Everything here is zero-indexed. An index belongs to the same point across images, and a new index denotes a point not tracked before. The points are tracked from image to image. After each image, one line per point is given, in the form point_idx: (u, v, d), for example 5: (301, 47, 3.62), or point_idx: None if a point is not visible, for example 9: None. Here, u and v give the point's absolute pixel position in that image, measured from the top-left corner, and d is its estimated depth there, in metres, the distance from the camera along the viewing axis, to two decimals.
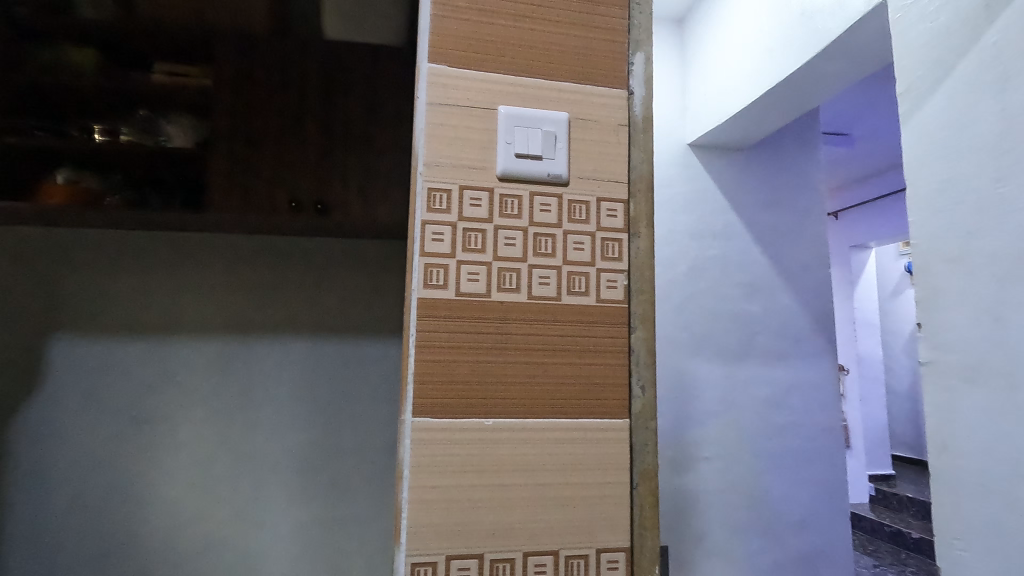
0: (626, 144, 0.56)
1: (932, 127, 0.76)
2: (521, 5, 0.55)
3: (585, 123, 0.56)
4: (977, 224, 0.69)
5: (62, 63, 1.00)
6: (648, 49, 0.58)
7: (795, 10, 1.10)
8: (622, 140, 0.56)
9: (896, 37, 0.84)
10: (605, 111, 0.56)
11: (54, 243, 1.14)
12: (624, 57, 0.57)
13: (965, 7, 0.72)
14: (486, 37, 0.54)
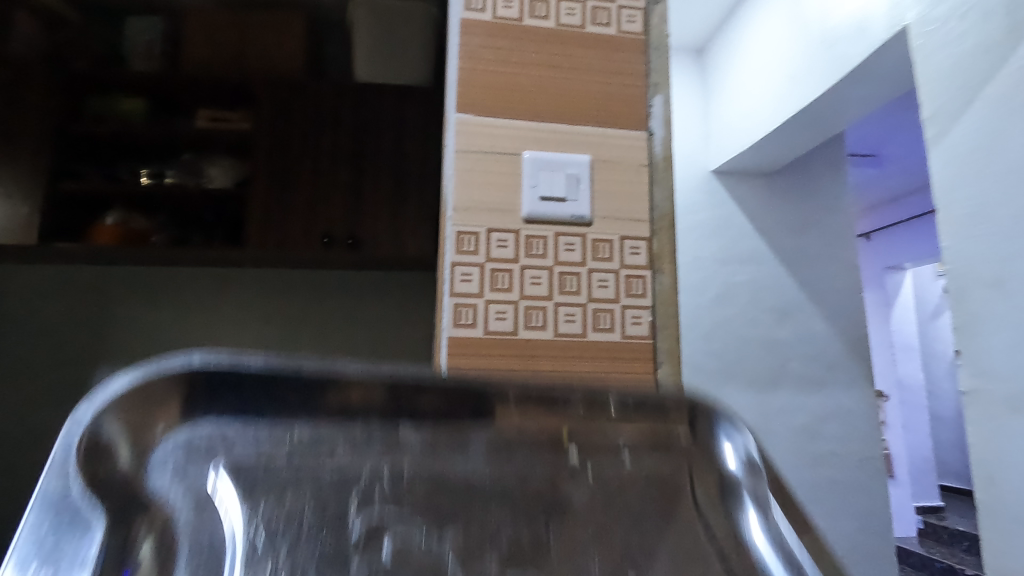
0: (648, 184, 0.58)
1: (962, 150, 0.75)
2: (543, 56, 0.58)
3: (607, 165, 0.57)
4: (1013, 249, 0.67)
5: (114, 112, 1.07)
6: (666, 92, 0.60)
7: (816, 37, 1.10)
8: (644, 180, 0.58)
9: (918, 63, 0.84)
10: (626, 153, 0.58)
11: (103, 280, 1.20)
12: (643, 101, 0.59)
13: (991, 33, 0.72)
14: (510, 87, 0.57)
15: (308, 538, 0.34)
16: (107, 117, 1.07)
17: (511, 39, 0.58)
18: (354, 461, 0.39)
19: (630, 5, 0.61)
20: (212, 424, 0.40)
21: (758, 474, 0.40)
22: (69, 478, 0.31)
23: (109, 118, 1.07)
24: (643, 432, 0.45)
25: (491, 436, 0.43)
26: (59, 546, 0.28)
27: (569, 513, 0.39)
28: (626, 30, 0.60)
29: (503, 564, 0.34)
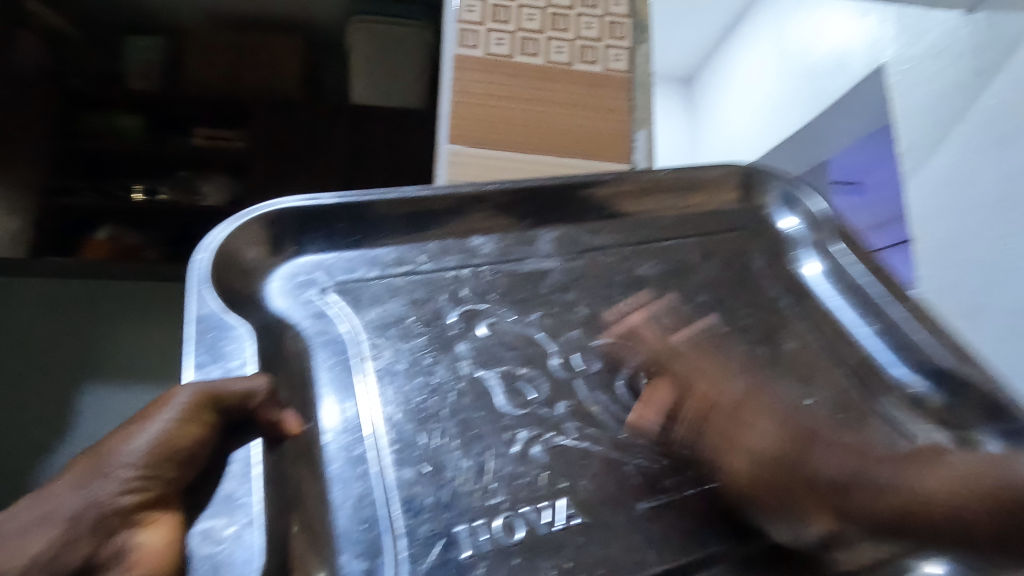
0: None
1: (937, 183, 0.79)
2: (533, 91, 0.61)
3: None
4: (984, 280, 0.70)
5: (113, 128, 1.08)
6: (650, 126, 0.62)
7: (799, 71, 1.14)
8: None
9: (894, 99, 0.88)
10: None
11: (86, 293, 1.18)
12: (626, 136, 0.62)
13: (961, 74, 0.75)
14: (501, 121, 0.60)
15: (419, 332, 0.40)
16: (105, 133, 1.08)
17: (502, 74, 0.61)
18: (439, 263, 0.45)
19: (616, 44, 0.64)
20: (309, 254, 0.45)
21: (820, 226, 0.52)
22: (202, 300, 0.37)
23: (109, 134, 1.08)
24: (709, 203, 0.55)
25: (558, 233, 0.50)
26: (219, 352, 0.35)
27: (645, 280, 0.47)
28: (611, 68, 0.63)
29: (592, 334, 0.43)
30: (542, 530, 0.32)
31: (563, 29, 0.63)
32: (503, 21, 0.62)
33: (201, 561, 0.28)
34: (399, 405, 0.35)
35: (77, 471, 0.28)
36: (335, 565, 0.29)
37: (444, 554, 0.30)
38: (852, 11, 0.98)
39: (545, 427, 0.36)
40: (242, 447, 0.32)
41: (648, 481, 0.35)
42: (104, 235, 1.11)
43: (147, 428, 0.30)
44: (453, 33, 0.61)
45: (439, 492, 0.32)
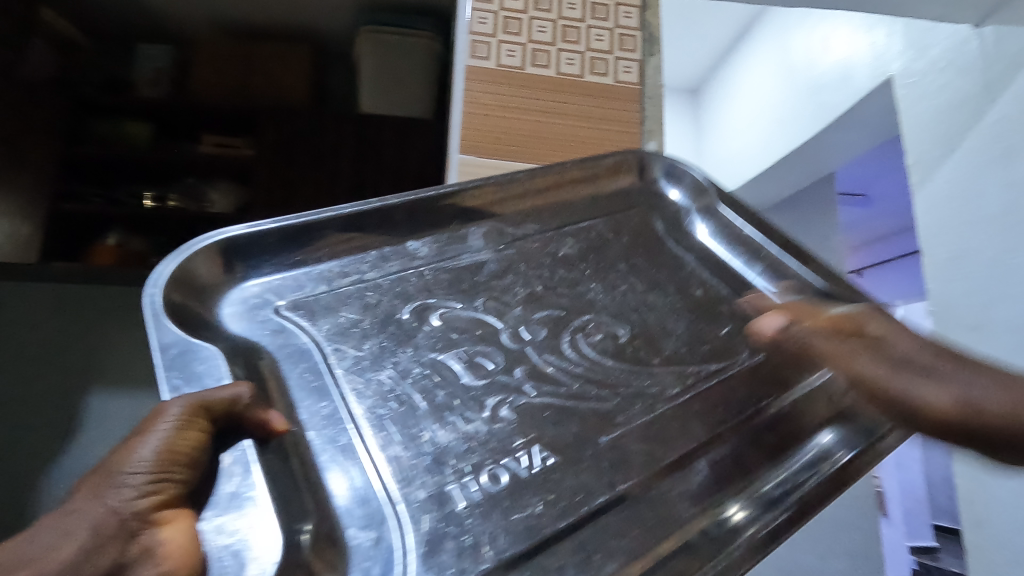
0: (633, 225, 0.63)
1: (946, 195, 0.77)
2: (539, 103, 0.67)
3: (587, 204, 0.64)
4: (994, 295, 0.69)
5: (120, 135, 1.08)
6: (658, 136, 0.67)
7: (804, 83, 1.14)
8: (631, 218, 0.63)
9: (902, 112, 0.87)
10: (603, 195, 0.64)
11: (96, 297, 1.20)
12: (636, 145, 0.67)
13: (969, 87, 0.75)
14: (509, 131, 0.65)
15: (375, 332, 0.42)
16: (112, 140, 1.08)
17: (512, 85, 0.67)
18: (383, 269, 0.48)
19: (626, 56, 0.70)
20: (253, 280, 0.45)
21: (704, 192, 0.62)
22: (162, 329, 0.36)
23: (115, 141, 1.08)
24: (608, 184, 0.62)
25: (485, 228, 0.54)
26: (191, 373, 0.34)
27: (568, 258, 0.53)
28: (621, 79, 0.69)
29: (534, 309, 0.47)
30: (524, 473, 0.35)
31: (573, 43, 0.70)
32: (515, 33, 0.69)
33: (220, 551, 0.28)
34: (371, 398, 0.37)
35: (87, 488, 0.28)
36: (344, 541, 0.30)
37: (440, 511, 0.32)
38: (859, 24, 0.98)
39: (508, 391, 0.40)
40: (234, 449, 0.32)
41: (608, 417, 0.40)
42: (111, 241, 1.10)
43: (146, 437, 0.29)
44: (465, 42, 0.67)
45: (423, 462, 0.35)
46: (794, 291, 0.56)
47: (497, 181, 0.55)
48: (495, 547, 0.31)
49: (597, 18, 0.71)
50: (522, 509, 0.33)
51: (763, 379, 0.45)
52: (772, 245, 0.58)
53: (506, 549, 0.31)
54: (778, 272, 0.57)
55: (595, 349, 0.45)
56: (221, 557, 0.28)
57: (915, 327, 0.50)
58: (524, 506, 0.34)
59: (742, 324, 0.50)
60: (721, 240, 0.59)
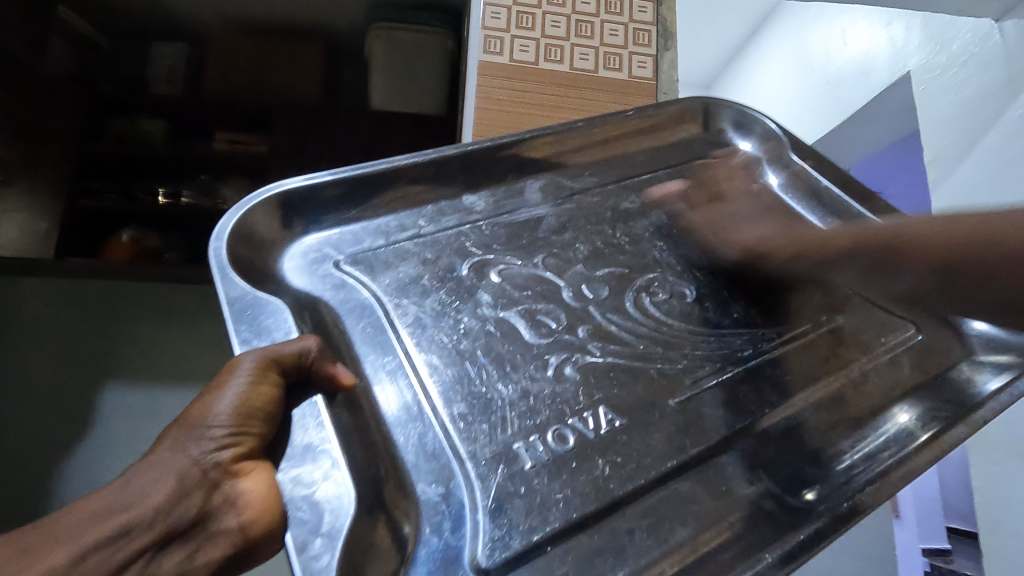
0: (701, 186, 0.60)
1: (965, 191, 0.76)
2: (554, 98, 0.67)
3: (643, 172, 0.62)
4: None
5: (135, 132, 1.08)
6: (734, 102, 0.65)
7: (818, 79, 1.13)
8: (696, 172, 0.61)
9: (919, 108, 0.86)
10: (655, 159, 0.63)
11: (111, 291, 1.21)
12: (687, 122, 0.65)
13: (989, 82, 0.74)
14: (523, 125, 0.66)
15: (436, 288, 0.43)
16: (128, 137, 1.07)
17: (526, 79, 0.67)
18: (439, 224, 0.49)
19: (641, 51, 0.69)
20: (314, 233, 0.46)
21: (777, 142, 0.62)
22: (228, 284, 0.36)
23: (131, 138, 1.07)
24: (672, 134, 0.63)
25: (544, 182, 0.55)
26: (260, 327, 0.35)
27: (629, 213, 0.54)
28: (635, 74, 0.68)
29: (595, 267, 0.48)
30: (591, 434, 0.37)
31: (587, 37, 0.69)
32: (528, 28, 0.69)
33: (299, 501, 0.29)
34: (435, 352, 0.39)
35: (170, 439, 0.32)
36: (413, 492, 0.33)
37: (509, 469, 0.34)
38: (877, 18, 0.97)
39: (572, 350, 0.41)
40: (306, 404, 0.33)
41: (677, 379, 0.41)
42: (126, 237, 1.13)
43: (223, 392, 0.32)
44: (478, 39, 0.67)
45: (490, 419, 0.36)
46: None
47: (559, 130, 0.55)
48: (564, 509, 0.33)
49: (611, 13, 0.70)
50: (589, 471, 0.35)
51: (836, 342, 0.46)
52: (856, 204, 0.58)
53: (575, 512, 0.33)
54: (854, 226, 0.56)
55: (661, 310, 0.46)
56: (300, 508, 0.28)
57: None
58: (592, 468, 0.35)
59: (806, 284, 0.50)
60: (791, 192, 0.60)
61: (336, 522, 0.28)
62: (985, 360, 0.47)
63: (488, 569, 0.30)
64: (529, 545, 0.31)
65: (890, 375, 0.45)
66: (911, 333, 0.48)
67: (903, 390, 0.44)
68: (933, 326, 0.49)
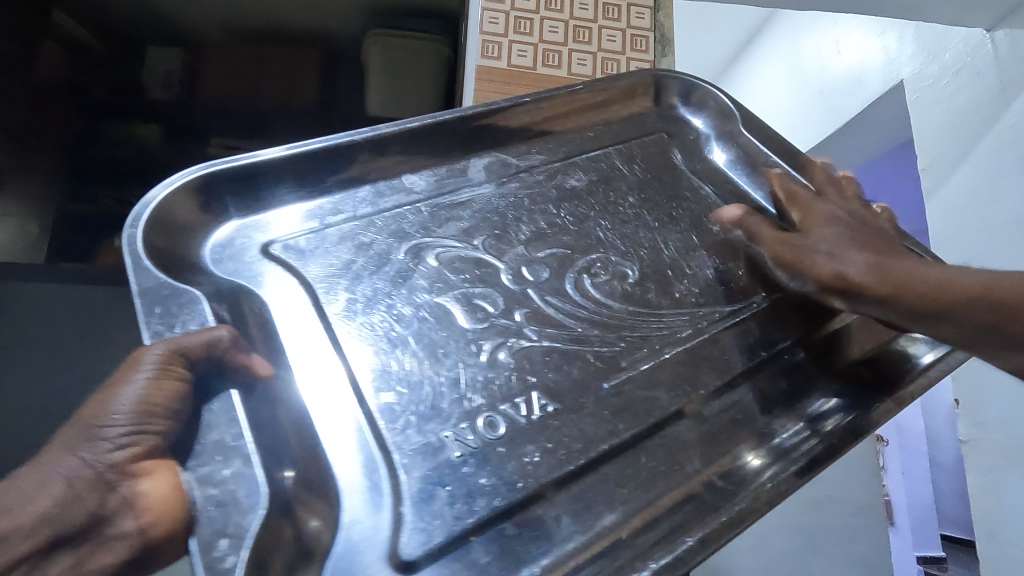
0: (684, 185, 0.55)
1: (959, 201, 0.75)
2: None
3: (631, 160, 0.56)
4: None
5: (130, 137, 1.04)
6: (670, 76, 0.62)
7: (813, 89, 1.13)
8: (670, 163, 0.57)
9: (913, 116, 0.86)
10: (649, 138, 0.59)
11: None
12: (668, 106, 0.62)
13: (981, 95, 0.74)
14: None
15: (371, 271, 0.42)
16: (121, 142, 1.04)
17: (524, 83, 0.67)
18: (378, 206, 0.47)
19: (638, 57, 0.70)
20: (233, 220, 0.44)
21: (729, 117, 0.59)
22: (143, 275, 0.36)
23: (125, 143, 1.04)
24: (621, 109, 0.60)
25: (490, 160, 0.53)
26: (174, 320, 0.34)
27: (577, 191, 0.52)
28: None
29: (537, 248, 0.47)
30: (522, 420, 0.36)
31: (585, 42, 0.69)
32: (526, 33, 0.68)
33: (204, 504, 0.28)
34: (364, 334, 0.38)
35: (61, 440, 0.29)
36: (331, 490, 0.32)
37: (435, 459, 0.34)
38: (870, 28, 0.97)
39: (508, 334, 0.41)
40: (219, 398, 0.32)
41: (613, 362, 0.41)
42: (116, 244, 1.07)
43: (125, 386, 0.30)
44: (476, 43, 0.67)
45: (419, 408, 0.36)
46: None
47: (502, 105, 0.53)
48: (489, 497, 0.33)
49: (609, 19, 0.70)
50: (518, 457, 0.35)
51: (781, 323, 0.46)
52: (804, 174, 0.55)
53: (501, 499, 0.33)
54: None
55: (601, 291, 0.45)
56: (206, 509, 0.28)
57: (946, 259, 0.47)
58: (520, 456, 0.35)
59: (759, 264, 0.49)
60: (739, 168, 0.57)
61: (244, 522, 0.28)
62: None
63: (411, 559, 0.30)
64: (453, 539, 0.31)
65: (826, 353, 0.44)
66: (848, 309, 0.47)
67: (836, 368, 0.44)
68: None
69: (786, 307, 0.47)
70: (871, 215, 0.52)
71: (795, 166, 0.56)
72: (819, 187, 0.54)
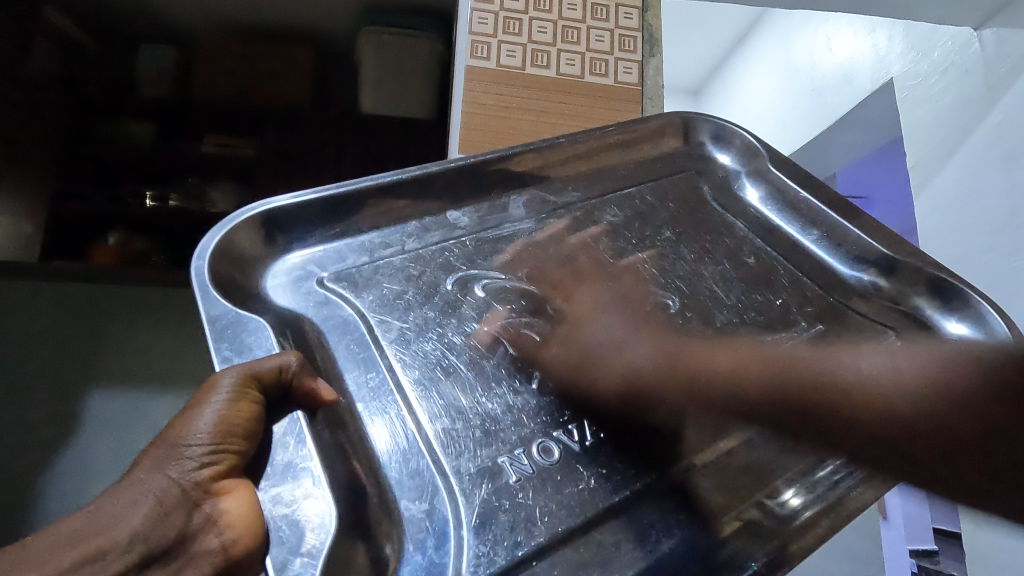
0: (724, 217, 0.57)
1: (946, 195, 0.77)
2: (545, 103, 0.68)
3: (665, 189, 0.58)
4: (991, 297, 0.69)
5: (122, 136, 1.04)
6: (696, 116, 0.64)
7: (804, 85, 1.15)
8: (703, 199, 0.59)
9: (902, 114, 0.87)
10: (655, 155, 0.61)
11: (96, 297, 1.19)
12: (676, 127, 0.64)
13: (968, 92, 0.75)
14: (513, 130, 0.66)
15: (423, 303, 0.42)
16: (114, 141, 1.04)
17: (513, 84, 0.68)
18: (424, 239, 0.48)
19: (626, 57, 0.70)
20: (296, 250, 0.45)
21: (756, 155, 0.62)
22: (209, 302, 0.35)
23: (117, 142, 1.04)
24: (650, 150, 0.62)
25: (528, 196, 0.54)
26: (243, 345, 0.34)
27: (615, 225, 0.53)
28: (621, 80, 0.69)
29: (581, 282, 0.47)
30: (574, 447, 0.36)
31: (573, 42, 0.70)
32: (515, 33, 0.69)
33: (278, 521, 0.27)
34: (420, 366, 0.38)
35: (149, 459, 0.30)
36: (399, 513, 0.31)
37: (491, 485, 0.33)
38: (859, 27, 0.99)
39: (556, 365, 0.41)
40: (287, 420, 0.31)
41: (661, 394, 0.40)
42: (113, 241, 1.10)
43: (201, 410, 0.30)
44: (466, 43, 0.68)
45: (475, 433, 0.35)
46: (849, 256, 0.56)
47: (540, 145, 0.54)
48: (549, 523, 0.33)
49: (597, 19, 0.71)
50: (571, 484, 0.35)
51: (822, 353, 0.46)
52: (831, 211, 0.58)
53: (557, 527, 0.33)
54: (836, 238, 0.57)
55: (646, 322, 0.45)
56: (279, 527, 0.27)
57: (979, 295, 0.51)
58: (574, 482, 0.35)
59: (794, 294, 0.51)
60: (773, 205, 0.60)
61: (318, 541, 0.26)
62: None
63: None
64: (514, 560, 0.31)
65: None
66: (887, 335, 0.50)
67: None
68: (910, 331, 0.51)
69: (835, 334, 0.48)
70: (902, 247, 0.55)
71: (821, 202, 0.58)
72: (846, 224, 0.57)
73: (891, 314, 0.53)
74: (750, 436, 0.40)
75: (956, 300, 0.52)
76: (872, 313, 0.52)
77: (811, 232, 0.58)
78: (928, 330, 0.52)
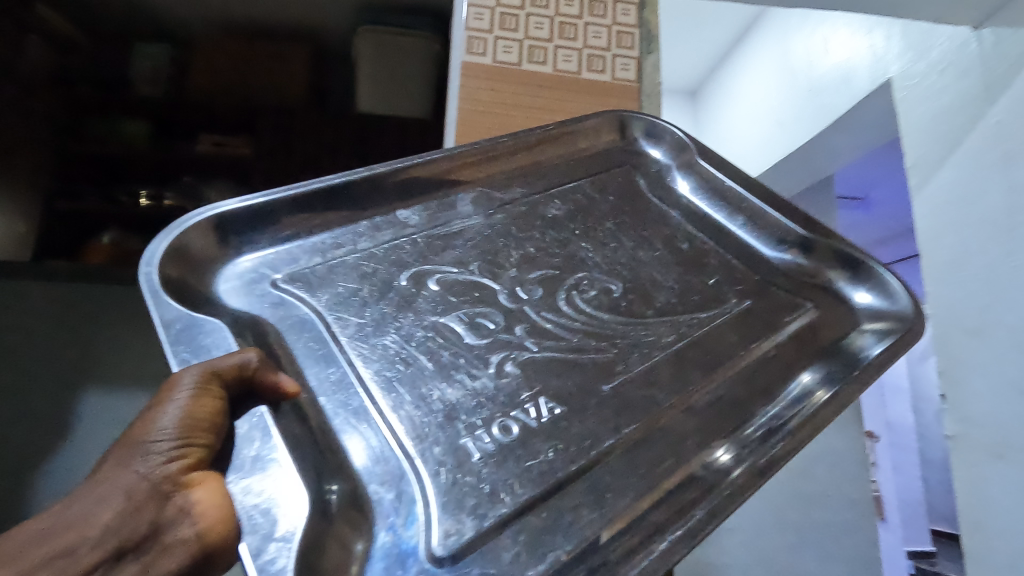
0: (655, 206, 0.57)
1: (943, 197, 0.77)
2: (544, 99, 0.67)
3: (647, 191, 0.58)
4: (992, 300, 0.68)
5: (118, 134, 1.04)
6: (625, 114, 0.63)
7: (802, 86, 1.14)
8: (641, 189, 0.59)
9: (903, 114, 0.86)
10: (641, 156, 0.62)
11: (92, 297, 1.18)
12: (624, 117, 0.63)
13: (967, 88, 0.75)
14: (510, 126, 0.65)
15: (375, 300, 0.42)
16: (109, 138, 1.03)
17: (509, 81, 0.67)
18: (376, 239, 0.47)
19: (624, 53, 0.70)
20: (246, 256, 0.44)
21: (685, 149, 0.61)
22: (162, 306, 0.34)
23: (112, 139, 1.03)
24: (590, 146, 0.62)
25: (475, 194, 0.54)
26: (199, 347, 0.33)
27: (557, 220, 0.52)
28: (619, 76, 0.69)
29: (529, 270, 0.47)
30: (532, 423, 0.36)
31: (570, 39, 0.69)
32: (511, 30, 0.69)
33: (250, 510, 0.26)
34: (376, 359, 0.37)
35: (111, 460, 0.28)
36: (367, 499, 0.30)
37: (457, 463, 0.33)
38: (857, 27, 0.98)
39: (510, 347, 0.40)
40: (248, 415, 0.31)
41: (609, 367, 0.40)
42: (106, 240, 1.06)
43: (165, 407, 0.29)
44: (462, 40, 0.67)
45: (436, 418, 0.35)
46: (770, 239, 0.55)
47: (481, 146, 0.54)
48: (514, 492, 0.32)
49: (595, 15, 0.70)
50: (530, 458, 0.34)
51: (752, 327, 0.46)
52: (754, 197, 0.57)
53: (519, 495, 0.32)
54: (759, 222, 0.56)
55: (590, 305, 0.45)
56: (252, 515, 0.26)
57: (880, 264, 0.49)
58: (534, 455, 0.34)
59: (726, 274, 0.51)
60: (704, 196, 0.59)
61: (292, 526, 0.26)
62: (867, 328, 0.48)
63: (441, 557, 0.29)
64: (481, 532, 0.30)
65: (795, 348, 0.45)
66: (801, 314, 0.48)
67: (804, 361, 0.44)
68: (823, 305, 0.50)
69: (770, 304, 0.48)
70: (816, 225, 0.53)
71: (744, 187, 0.58)
72: (771, 210, 0.56)
73: (806, 289, 0.51)
74: (701, 407, 0.39)
75: (861, 272, 0.51)
76: (796, 291, 0.51)
77: (737, 218, 0.57)
78: (837, 304, 0.50)
